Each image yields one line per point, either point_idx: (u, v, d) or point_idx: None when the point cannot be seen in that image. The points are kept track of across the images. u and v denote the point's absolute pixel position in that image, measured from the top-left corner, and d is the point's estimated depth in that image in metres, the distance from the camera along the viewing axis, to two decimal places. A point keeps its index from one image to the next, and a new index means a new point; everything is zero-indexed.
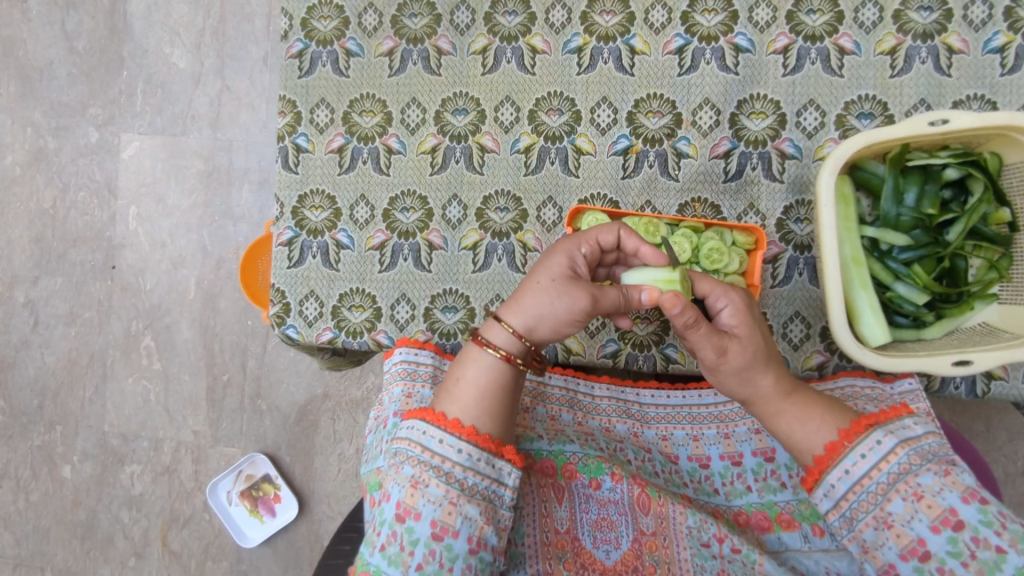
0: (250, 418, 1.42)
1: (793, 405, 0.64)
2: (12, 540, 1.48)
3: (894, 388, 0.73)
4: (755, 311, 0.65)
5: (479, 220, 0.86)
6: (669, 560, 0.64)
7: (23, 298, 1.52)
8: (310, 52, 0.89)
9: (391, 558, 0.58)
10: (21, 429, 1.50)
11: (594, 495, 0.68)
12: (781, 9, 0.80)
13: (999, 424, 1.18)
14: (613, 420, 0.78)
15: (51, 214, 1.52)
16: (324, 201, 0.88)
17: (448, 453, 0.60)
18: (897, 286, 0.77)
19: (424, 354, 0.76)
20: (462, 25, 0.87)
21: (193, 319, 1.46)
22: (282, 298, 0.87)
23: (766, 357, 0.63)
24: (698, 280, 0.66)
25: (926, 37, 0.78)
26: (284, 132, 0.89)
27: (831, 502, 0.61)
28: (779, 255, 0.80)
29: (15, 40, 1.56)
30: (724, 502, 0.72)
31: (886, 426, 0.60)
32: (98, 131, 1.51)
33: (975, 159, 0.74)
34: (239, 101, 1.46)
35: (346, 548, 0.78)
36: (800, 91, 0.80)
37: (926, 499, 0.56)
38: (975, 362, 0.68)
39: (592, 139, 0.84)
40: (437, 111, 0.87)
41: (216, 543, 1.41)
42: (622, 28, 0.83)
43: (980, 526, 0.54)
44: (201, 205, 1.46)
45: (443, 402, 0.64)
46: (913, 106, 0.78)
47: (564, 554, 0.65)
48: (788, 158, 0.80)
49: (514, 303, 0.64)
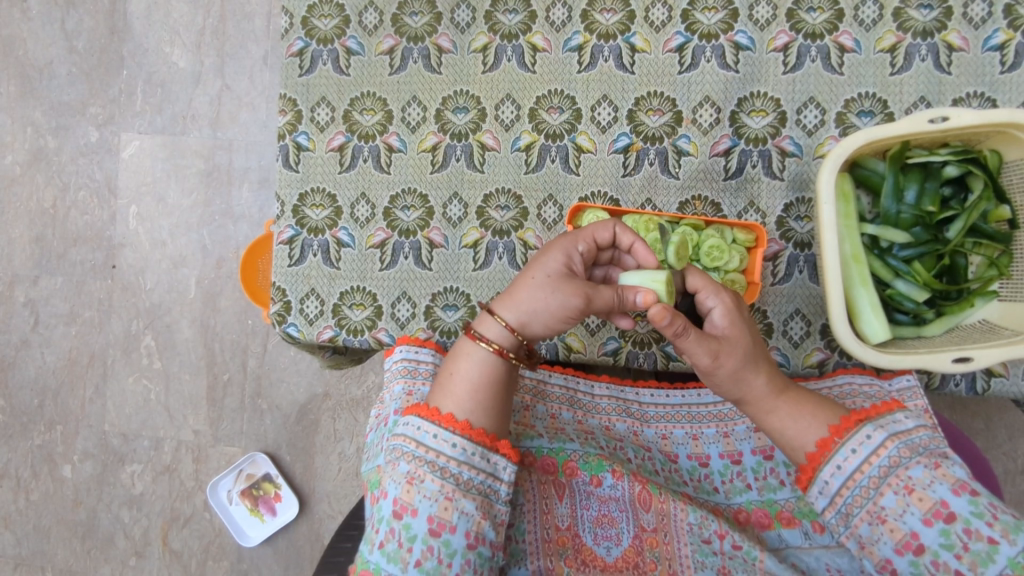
0: (251, 417, 1.42)
1: (784, 403, 0.64)
2: (12, 539, 1.48)
3: (892, 384, 0.73)
4: (744, 309, 0.65)
5: (480, 219, 0.86)
6: (670, 556, 0.64)
7: (24, 298, 1.52)
8: (311, 51, 0.89)
9: (390, 555, 0.58)
10: (22, 429, 1.50)
11: (595, 492, 0.68)
12: (782, 6, 0.80)
13: (999, 421, 1.18)
14: (612, 419, 0.78)
15: (51, 214, 1.52)
16: (325, 199, 0.88)
17: (442, 448, 0.60)
18: (897, 283, 0.77)
19: (425, 352, 0.76)
20: (463, 23, 0.87)
21: (194, 319, 1.46)
22: (282, 296, 0.87)
23: (755, 359, 0.63)
24: (690, 275, 0.67)
25: (926, 35, 0.78)
26: (284, 131, 0.89)
27: (826, 499, 0.61)
28: (779, 252, 0.80)
29: (15, 39, 1.56)
30: (724, 500, 0.72)
31: (876, 420, 0.61)
32: (98, 130, 1.51)
33: (975, 156, 0.74)
34: (238, 101, 1.46)
35: (347, 546, 0.78)
36: (801, 89, 0.80)
37: (917, 492, 0.56)
38: (976, 359, 0.68)
39: (593, 137, 0.84)
40: (437, 109, 0.87)
41: (217, 542, 1.41)
42: (622, 27, 0.83)
43: (971, 518, 0.54)
44: (201, 205, 1.46)
45: (437, 397, 0.64)
46: (913, 103, 0.79)
47: (564, 551, 0.65)
48: (788, 155, 0.80)
49: (508, 297, 0.65)
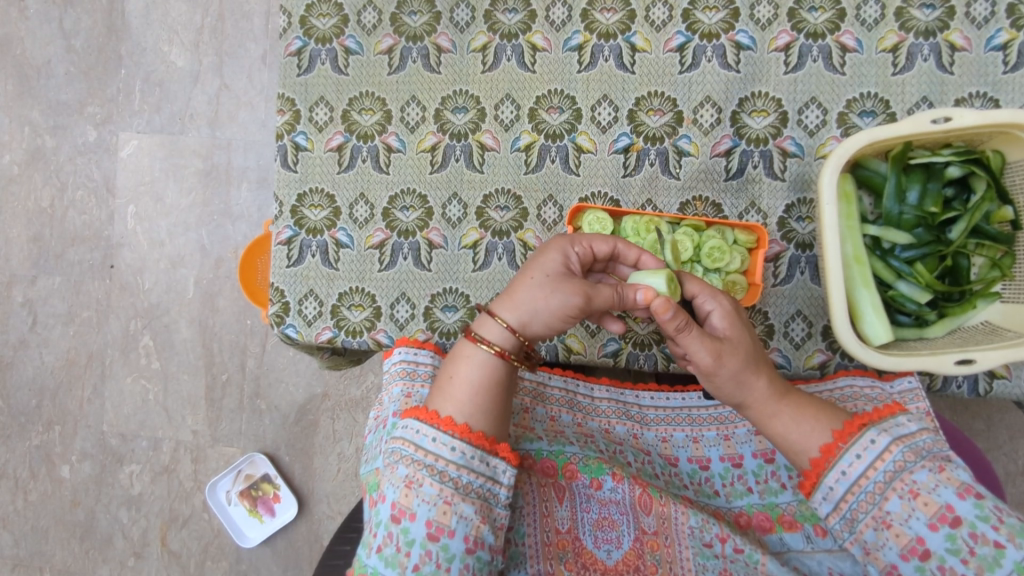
0: (249, 418, 1.42)
1: (787, 406, 0.63)
2: (10, 540, 1.47)
3: (893, 386, 0.73)
4: (743, 315, 0.66)
5: (480, 219, 0.85)
6: (670, 559, 0.64)
7: (21, 298, 1.51)
8: (309, 50, 0.88)
9: (388, 560, 0.58)
10: (19, 429, 1.49)
11: (595, 495, 0.68)
12: (783, 6, 0.80)
13: (1000, 421, 1.18)
14: (612, 422, 0.78)
15: (50, 213, 1.51)
16: (323, 199, 0.87)
17: (441, 452, 0.59)
18: (900, 284, 0.77)
19: (423, 353, 0.76)
20: (463, 22, 0.86)
21: (193, 319, 1.45)
22: (281, 297, 0.87)
23: (756, 361, 0.64)
24: (687, 281, 0.68)
25: (928, 35, 0.78)
26: (283, 130, 0.89)
27: (831, 505, 0.61)
28: (780, 254, 0.80)
29: (13, 37, 1.55)
30: (725, 504, 0.72)
31: (879, 425, 0.60)
32: (97, 129, 1.50)
33: (978, 157, 0.74)
34: (237, 100, 1.46)
35: (346, 548, 0.78)
36: (802, 89, 0.80)
37: (922, 496, 0.56)
38: (979, 361, 0.68)
39: (593, 137, 0.84)
40: (437, 109, 0.87)
41: (216, 542, 1.40)
42: (623, 26, 0.83)
43: (977, 522, 0.53)
44: (200, 204, 1.46)
45: (437, 400, 0.63)
46: (915, 103, 0.78)
47: (565, 554, 0.65)
48: (789, 156, 0.80)
49: (507, 298, 0.65)
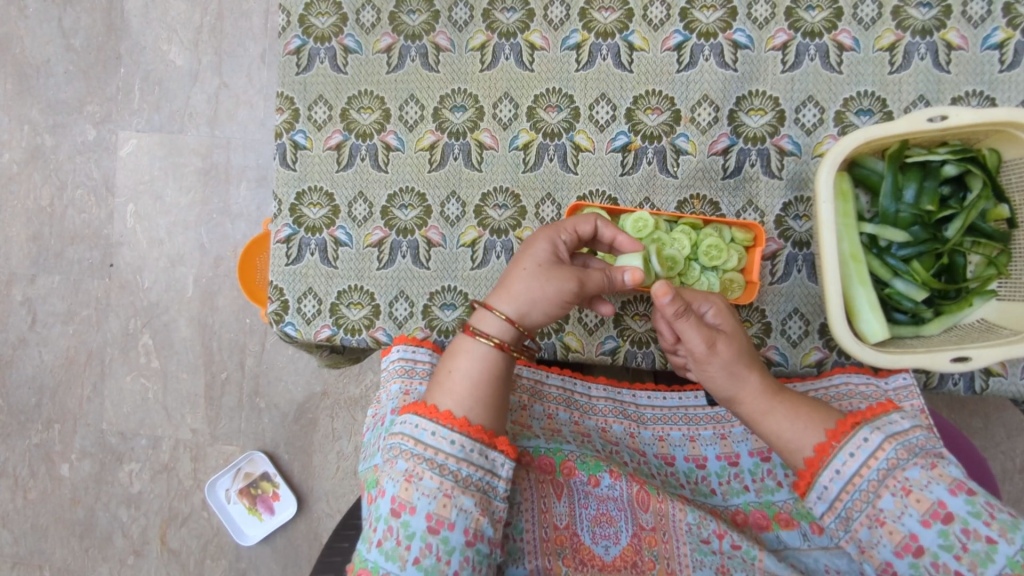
0: (249, 416, 1.42)
1: (781, 403, 0.65)
2: (10, 538, 1.47)
3: (888, 384, 0.74)
4: (733, 312, 0.69)
5: (478, 217, 0.86)
6: (669, 555, 0.64)
7: (21, 297, 1.51)
8: (308, 49, 0.88)
9: (387, 553, 0.58)
10: (19, 428, 1.49)
11: (592, 492, 0.68)
12: (780, 5, 0.80)
13: (997, 420, 1.19)
14: (609, 420, 0.78)
15: (48, 212, 1.51)
16: (323, 197, 0.88)
17: (441, 445, 0.60)
18: (895, 282, 0.77)
19: (422, 351, 0.77)
20: (461, 21, 0.86)
21: (192, 318, 1.45)
22: (281, 295, 0.87)
23: (748, 354, 0.66)
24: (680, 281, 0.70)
25: (925, 34, 0.78)
26: (283, 128, 0.89)
27: (826, 504, 0.61)
28: (777, 252, 0.80)
29: (13, 36, 1.55)
30: (722, 502, 0.72)
31: (872, 422, 0.60)
32: (96, 128, 1.51)
33: (973, 156, 0.74)
34: (236, 99, 1.46)
35: (345, 546, 0.78)
36: (799, 87, 0.80)
37: (915, 493, 0.56)
38: (974, 359, 0.68)
39: (591, 135, 0.84)
40: (435, 107, 0.87)
41: (215, 541, 1.40)
42: (620, 25, 0.83)
43: (969, 518, 0.54)
44: (199, 203, 1.46)
45: (436, 395, 0.63)
46: (913, 102, 0.78)
47: (562, 551, 0.65)
48: (786, 154, 0.80)
49: (502, 291, 0.66)
